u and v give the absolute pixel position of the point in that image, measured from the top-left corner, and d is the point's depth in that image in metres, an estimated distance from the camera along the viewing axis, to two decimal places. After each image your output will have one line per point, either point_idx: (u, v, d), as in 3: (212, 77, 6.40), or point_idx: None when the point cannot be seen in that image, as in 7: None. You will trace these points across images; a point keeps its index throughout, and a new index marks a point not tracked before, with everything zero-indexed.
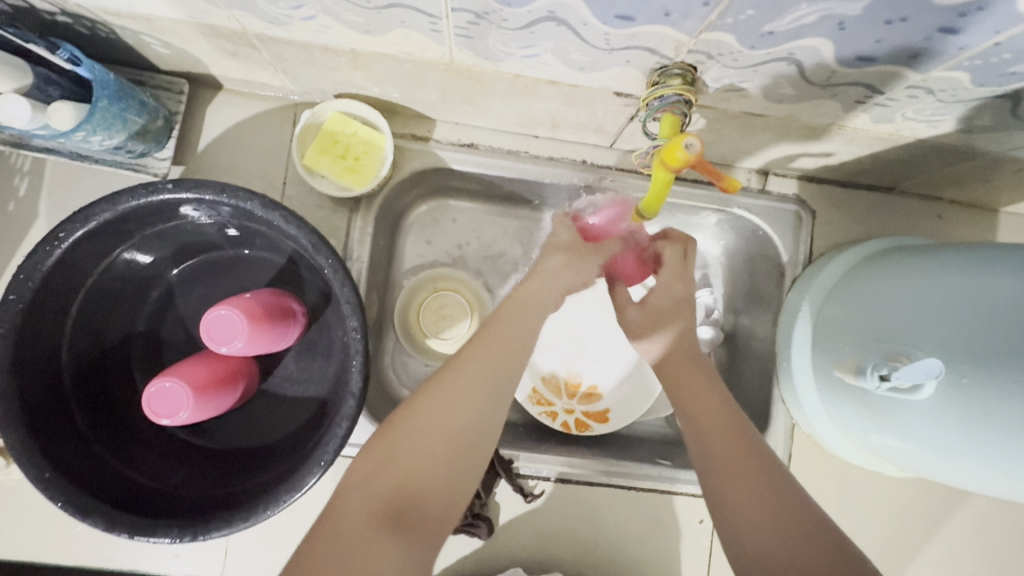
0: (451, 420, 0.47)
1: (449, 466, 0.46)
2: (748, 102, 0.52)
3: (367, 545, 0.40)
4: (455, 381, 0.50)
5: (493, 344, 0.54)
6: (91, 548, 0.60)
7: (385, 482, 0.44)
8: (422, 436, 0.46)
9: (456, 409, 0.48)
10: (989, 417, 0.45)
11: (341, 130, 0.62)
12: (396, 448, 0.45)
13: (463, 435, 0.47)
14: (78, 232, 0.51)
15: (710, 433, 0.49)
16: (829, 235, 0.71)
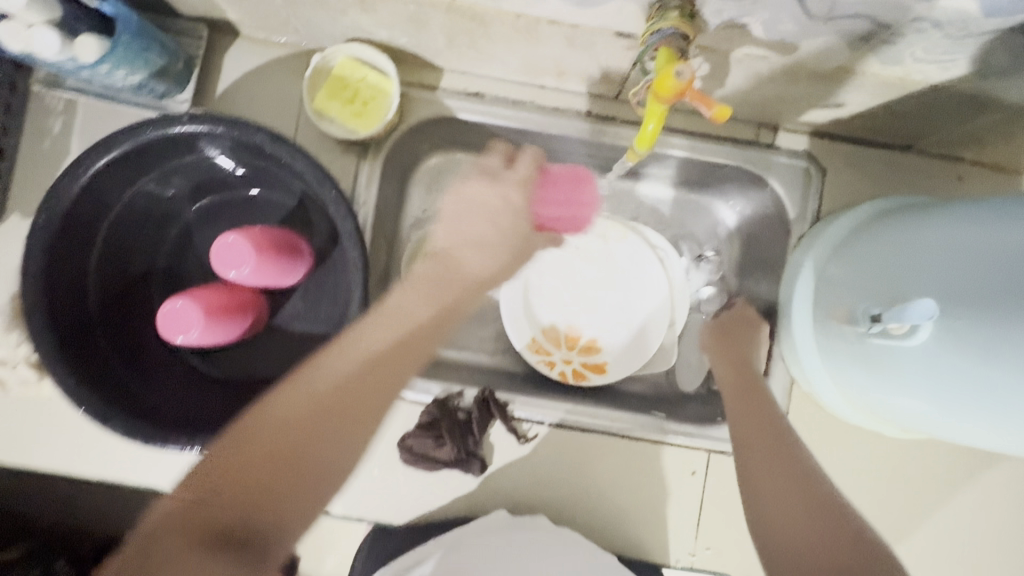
0: (302, 433, 0.44)
1: (292, 475, 0.43)
2: (750, 42, 0.51)
3: (178, 551, 0.39)
4: (307, 384, 0.46)
5: (381, 330, 0.51)
6: (109, 463, 0.64)
7: (206, 502, 0.41)
8: (258, 440, 0.43)
9: (302, 418, 0.44)
10: (984, 362, 0.44)
11: (351, 75, 0.64)
12: (235, 454, 0.42)
13: (315, 451, 0.44)
14: (101, 159, 0.54)
15: (751, 433, 0.55)
16: (839, 193, 0.70)
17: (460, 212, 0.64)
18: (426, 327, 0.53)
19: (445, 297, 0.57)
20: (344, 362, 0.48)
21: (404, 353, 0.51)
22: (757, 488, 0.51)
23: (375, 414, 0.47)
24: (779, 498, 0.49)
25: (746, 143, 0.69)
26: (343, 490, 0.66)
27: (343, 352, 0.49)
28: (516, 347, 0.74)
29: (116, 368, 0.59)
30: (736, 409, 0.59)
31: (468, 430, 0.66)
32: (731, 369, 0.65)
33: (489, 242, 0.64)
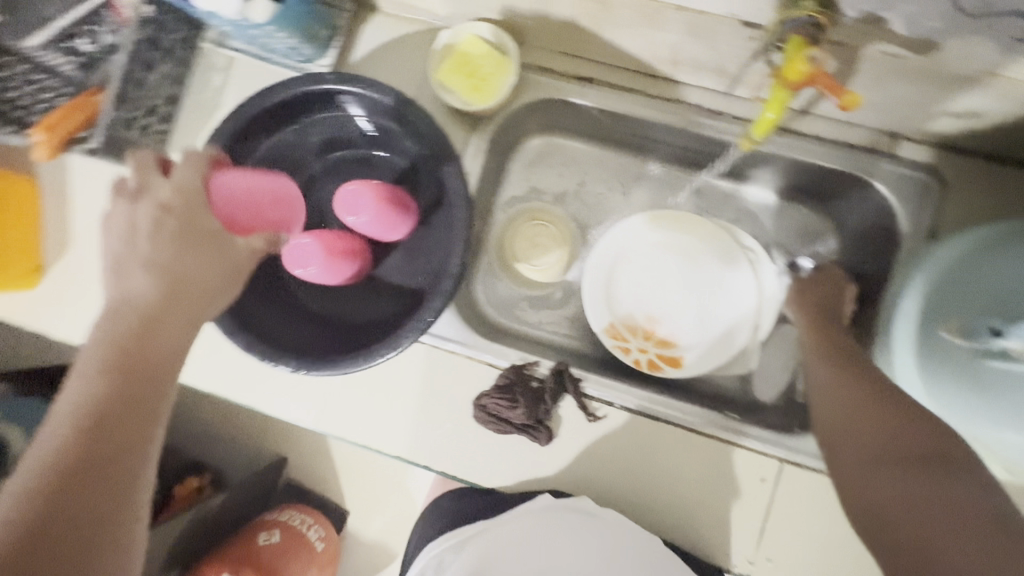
0: (58, 436, 0.43)
1: (73, 533, 0.42)
2: (887, 38, 0.50)
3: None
4: (81, 387, 0.45)
5: (86, 383, 0.45)
6: (220, 377, 0.72)
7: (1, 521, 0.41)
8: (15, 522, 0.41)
9: (70, 413, 0.44)
10: None
11: (474, 52, 0.68)
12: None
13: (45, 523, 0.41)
14: (259, 107, 0.63)
15: (831, 362, 0.54)
16: (966, 211, 0.65)
17: (115, 235, 0.49)
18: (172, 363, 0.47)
19: (166, 330, 0.47)
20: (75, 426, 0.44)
21: (146, 399, 0.46)
22: (835, 404, 0.50)
23: (134, 455, 0.45)
24: (862, 411, 0.48)
25: (861, 149, 0.66)
26: (417, 437, 0.70)
27: (61, 422, 0.44)
28: (593, 328, 0.75)
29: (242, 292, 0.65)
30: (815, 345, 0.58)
31: (541, 399, 0.68)
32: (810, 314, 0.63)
33: (199, 262, 0.48)
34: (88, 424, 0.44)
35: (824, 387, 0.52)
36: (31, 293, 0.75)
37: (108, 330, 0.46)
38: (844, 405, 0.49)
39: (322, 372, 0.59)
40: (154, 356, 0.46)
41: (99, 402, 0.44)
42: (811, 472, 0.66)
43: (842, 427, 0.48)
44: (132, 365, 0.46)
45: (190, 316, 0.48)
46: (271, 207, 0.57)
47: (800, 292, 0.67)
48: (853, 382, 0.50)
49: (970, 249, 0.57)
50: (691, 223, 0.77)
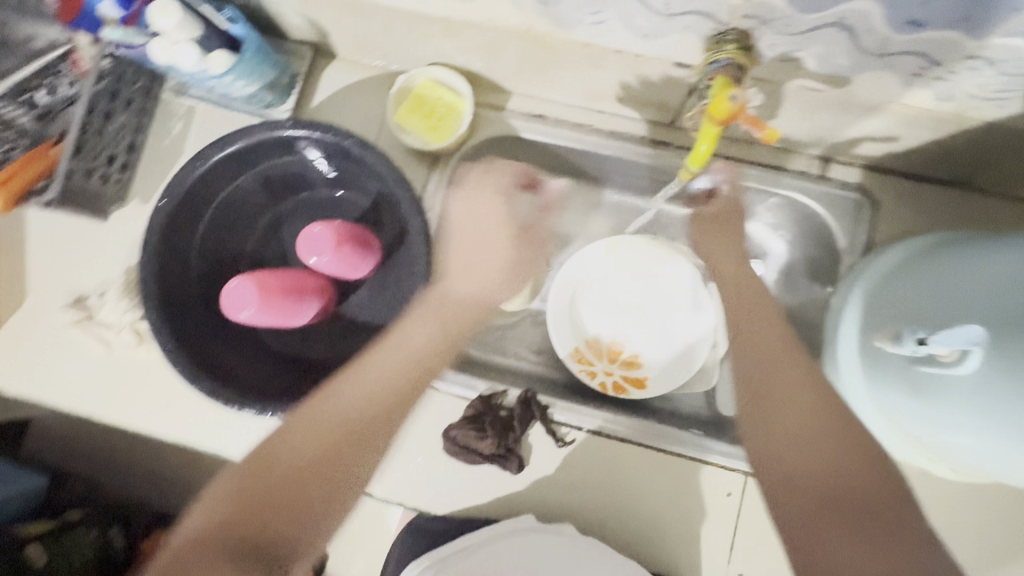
0: (335, 423, 0.54)
1: (306, 493, 0.50)
2: (805, 75, 0.55)
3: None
4: (350, 379, 0.57)
5: (365, 387, 0.58)
6: (188, 426, 0.72)
7: (269, 480, 0.50)
8: (247, 496, 0.49)
9: (353, 398, 0.56)
10: (996, 382, 0.47)
11: (430, 94, 0.71)
12: (218, 502, 0.49)
13: (269, 515, 0.49)
14: (217, 155, 0.63)
15: (772, 376, 0.54)
16: (895, 227, 0.70)
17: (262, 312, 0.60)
18: (415, 381, 0.60)
19: (429, 347, 0.63)
20: (343, 422, 0.54)
21: (347, 449, 0.53)
22: (767, 432, 0.50)
23: (342, 497, 0.52)
24: (796, 447, 0.48)
25: (798, 172, 0.71)
26: (390, 472, 0.71)
27: (311, 415, 0.55)
28: (558, 354, 0.77)
29: (204, 331, 0.65)
30: (760, 353, 0.56)
31: (509, 427, 0.69)
32: (755, 304, 0.61)
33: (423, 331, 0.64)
34: (347, 433, 0.54)
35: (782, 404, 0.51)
36: None
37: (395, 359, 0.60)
38: (778, 438, 0.50)
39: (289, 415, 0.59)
40: (399, 369, 0.59)
41: (389, 383, 0.58)
42: None
43: (774, 461, 0.49)
44: (398, 384, 0.59)
45: (447, 342, 0.65)
46: (284, 287, 0.63)
47: (704, 223, 0.71)
48: (787, 415, 0.50)
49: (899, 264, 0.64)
50: (648, 247, 0.80)
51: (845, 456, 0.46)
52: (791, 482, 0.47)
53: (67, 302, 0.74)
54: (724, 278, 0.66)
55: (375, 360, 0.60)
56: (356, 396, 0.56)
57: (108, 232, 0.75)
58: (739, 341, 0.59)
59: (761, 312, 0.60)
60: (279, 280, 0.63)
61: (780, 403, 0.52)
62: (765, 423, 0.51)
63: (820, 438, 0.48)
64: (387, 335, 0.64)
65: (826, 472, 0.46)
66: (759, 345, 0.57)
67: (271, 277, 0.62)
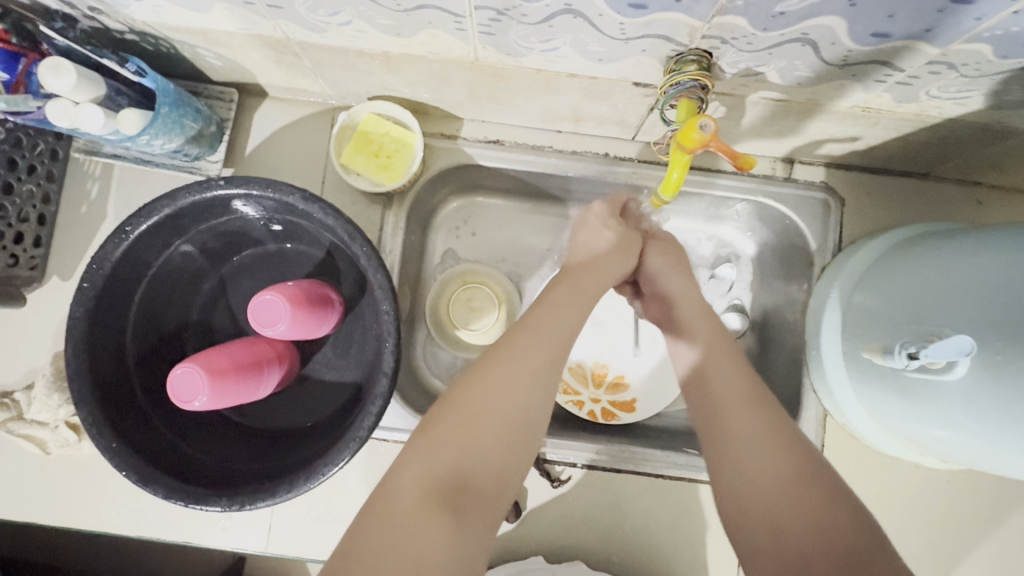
0: (518, 389, 0.48)
1: (475, 476, 0.44)
2: (767, 87, 0.53)
3: (412, 531, 0.40)
4: (522, 343, 0.50)
5: (543, 341, 0.51)
6: (147, 522, 0.65)
7: (452, 457, 0.44)
8: (450, 445, 0.45)
9: (524, 364, 0.49)
10: (988, 389, 0.46)
11: (375, 130, 0.66)
12: (420, 463, 0.44)
13: (475, 471, 0.44)
14: (142, 226, 0.56)
15: (735, 424, 0.49)
16: (859, 222, 0.71)
17: (213, 398, 0.54)
18: (568, 331, 0.53)
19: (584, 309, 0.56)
20: (530, 374, 0.48)
21: (519, 414, 0.47)
22: (737, 485, 0.47)
23: (507, 478, 0.46)
24: (769, 499, 0.45)
25: (764, 175, 0.70)
26: None
27: (494, 369, 0.48)
28: None
29: (149, 422, 0.59)
30: (721, 400, 0.51)
31: None
32: (715, 338, 0.56)
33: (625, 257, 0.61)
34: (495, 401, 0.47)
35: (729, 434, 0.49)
36: None
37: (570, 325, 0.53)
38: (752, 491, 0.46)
39: (257, 508, 0.54)
40: (569, 326, 0.53)
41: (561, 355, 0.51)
42: None
43: (752, 517, 0.45)
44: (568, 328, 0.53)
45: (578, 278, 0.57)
46: (240, 364, 0.57)
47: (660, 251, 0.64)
48: (751, 465, 0.47)
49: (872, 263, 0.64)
50: None
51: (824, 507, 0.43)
52: (773, 539, 0.43)
53: None
54: (682, 316, 0.60)
55: (547, 316, 0.53)
56: (536, 353, 0.50)
57: (28, 319, 0.67)
58: (695, 390, 0.54)
59: (720, 348, 0.55)
60: (232, 359, 0.56)
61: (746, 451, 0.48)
62: (736, 477, 0.47)
63: (794, 489, 0.45)
64: (552, 291, 0.56)
65: (807, 528, 0.43)
66: (716, 387, 0.52)
67: (223, 358, 0.55)
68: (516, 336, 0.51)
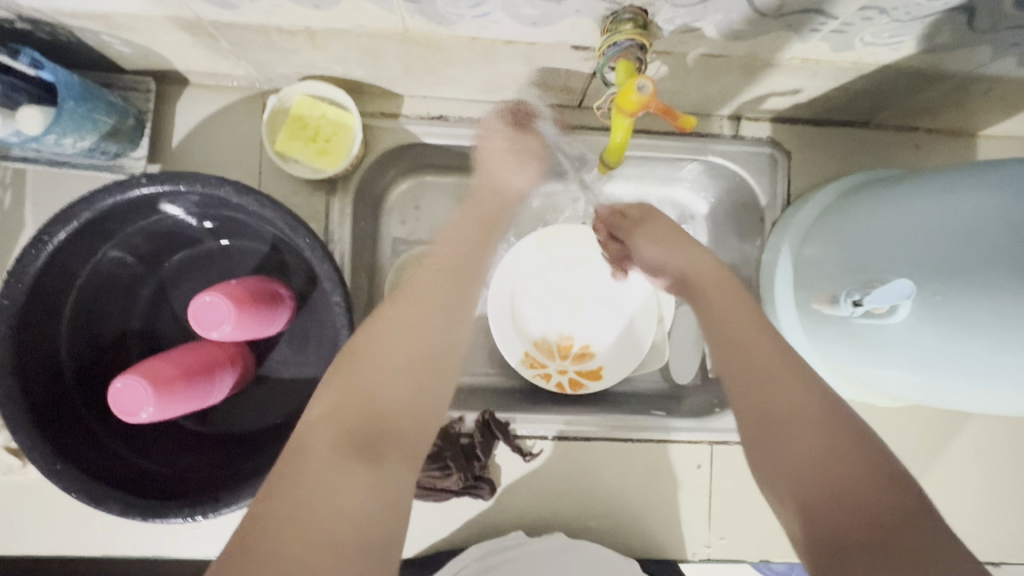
0: (422, 325, 0.45)
1: (388, 425, 0.41)
2: (706, 43, 0.52)
3: (326, 487, 0.37)
4: (426, 282, 0.49)
5: (446, 281, 0.49)
6: (111, 540, 0.63)
7: (361, 404, 0.41)
8: (361, 389, 0.42)
9: (429, 297, 0.47)
10: (933, 328, 0.47)
11: (309, 113, 0.63)
12: (331, 416, 0.41)
13: (389, 416, 0.41)
14: (61, 233, 0.52)
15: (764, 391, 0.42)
16: (806, 175, 0.72)
17: (160, 409, 0.51)
18: (470, 271, 0.51)
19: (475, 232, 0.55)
20: (437, 312, 0.47)
21: (431, 351, 0.45)
22: (788, 462, 0.40)
23: (421, 425, 0.43)
24: (818, 467, 0.39)
25: (712, 134, 0.70)
26: None
27: (405, 313, 0.46)
28: (510, 363, 0.73)
29: (97, 441, 0.56)
30: (765, 371, 0.43)
31: (473, 455, 0.65)
32: (734, 314, 0.48)
33: (671, 247, 0.57)
34: (405, 340, 0.44)
35: (782, 402, 0.42)
36: None
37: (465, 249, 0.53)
38: (788, 455, 0.40)
39: (221, 515, 0.52)
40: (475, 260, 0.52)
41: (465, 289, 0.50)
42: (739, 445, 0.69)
43: (794, 490, 0.39)
44: (454, 261, 0.51)
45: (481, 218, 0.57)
46: (187, 370, 0.54)
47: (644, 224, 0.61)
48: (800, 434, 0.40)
49: (823, 211, 0.64)
50: (577, 234, 0.77)
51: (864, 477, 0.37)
52: (814, 515, 0.38)
53: None
54: (696, 286, 0.54)
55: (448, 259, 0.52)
56: (438, 289, 0.48)
57: None
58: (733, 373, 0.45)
59: (751, 322, 0.47)
60: (176, 366, 0.53)
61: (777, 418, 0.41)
62: (775, 459, 0.41)
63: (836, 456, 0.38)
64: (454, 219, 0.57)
65: (844, 505, 0.37)
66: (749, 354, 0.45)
67: (168, 366, 0.53)
68: (423, 273, 0.50)
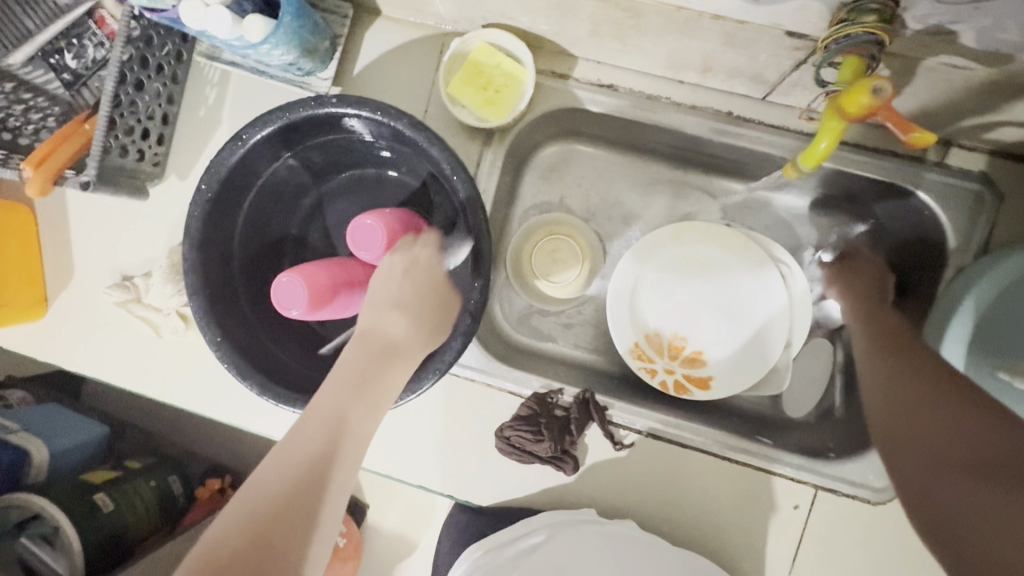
0: (314, 436, 0.44)
1: (271, 550, 0.39)
2: (952, 51, 0.45)
3: None
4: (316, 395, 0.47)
5: (335, 384, 0.47)
6: (234, 413, 0.70)
7: (244, 530, 0.40)
8: (252, 513, 0.40)
9: (319, 404, 0.46)
10: None
11: (486, 61, 0.64)
12: (210, 544, 0.39)
13: (274, 537, 0.40)
14: (257, 135, 0.57)
15: (889, 387, 0.52)
16: (1018, 225, 0.61)
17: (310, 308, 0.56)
18: (376, 380, 0.48)
19: (367, 336, 0.52)
20: (331, 423, 0.45)
21: (333, 469, 0.43)
22: (921, 459, 0.45)
23: (307, 547, 0.41)
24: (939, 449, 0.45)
25: (907, 155, 0.62)
26: (441, 469, 0.67)
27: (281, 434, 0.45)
28: (617, 349, 0.71)
29: (249, 325, 0.62)
30: (894, 386, 0.51)
31: (566, 429, 0.65)
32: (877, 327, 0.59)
33: (857, 278, 0.66)
34: (302, 462, 0.43)
35: (892, 385, 0.52)
36: (32, 326, 0.72)
37: (361, 354, 0.50)
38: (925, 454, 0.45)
39: None
40: (361, 365, 0.49)
41: (364, 397, 0.47)
42: (847, 498, 0.63)
43: (935, 489, 0.43)
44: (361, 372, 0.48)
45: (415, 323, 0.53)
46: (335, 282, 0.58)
47: (845, 276, 0.67)
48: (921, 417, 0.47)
49: (1002, 291, 0.56)
50: (719, 235, 0.72)
51: (986, 428, 0.43)
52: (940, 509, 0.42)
53: (112, 282, 0.71)
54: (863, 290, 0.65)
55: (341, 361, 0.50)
56: (325, 392, 0.47)
57: (149, 212, 0.71)
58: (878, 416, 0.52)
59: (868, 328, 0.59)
60: (326, 275, 0.58)
61: (925, 412, 0.47)
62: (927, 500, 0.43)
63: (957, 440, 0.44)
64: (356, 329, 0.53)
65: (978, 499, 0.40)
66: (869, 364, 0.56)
67: (320, 272, 0.57)
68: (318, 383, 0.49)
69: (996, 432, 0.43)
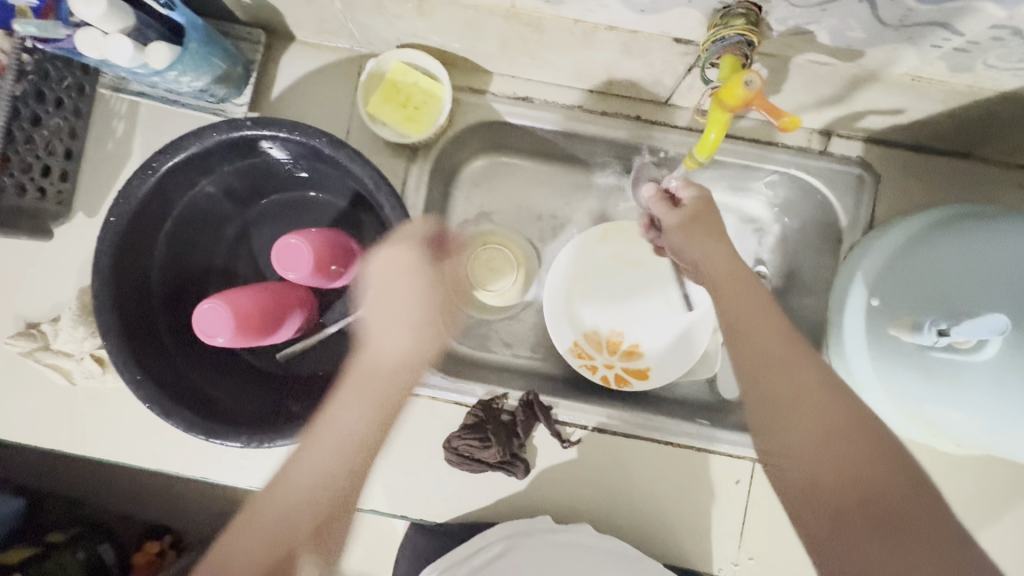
0: (333, 434, 0.50)
1: (316, 509, 0.48)
2: (814, 49, 0.51)
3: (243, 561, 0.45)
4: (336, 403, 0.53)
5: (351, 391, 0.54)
6: (165, 458, 0.66)
7: (286, 498, 0.48)
8: (293, 487, 0.49)
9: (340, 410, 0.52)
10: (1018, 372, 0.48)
11: (402, 80, 0.65)
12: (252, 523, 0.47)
13: (311, 503, 0.48)
14: (169, 162, 0.56)
15: (787, 405, 0.43)
16: (896, 202, 0.68)
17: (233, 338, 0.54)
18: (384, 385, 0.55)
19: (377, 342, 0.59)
20: (350, 420, 0.51)
21: (358, 450, 0.51)
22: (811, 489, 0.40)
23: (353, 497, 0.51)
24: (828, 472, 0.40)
25: (796, 146, 0.68)
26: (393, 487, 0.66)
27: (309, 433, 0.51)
28: (558, 349, 0.73)
29: (172, 361, 0.59)
30: (789, 403, 0.43)
31: (513, 433, 0.66)
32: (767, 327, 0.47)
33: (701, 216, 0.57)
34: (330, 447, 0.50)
35: (785, 408, 0.43)
36: None
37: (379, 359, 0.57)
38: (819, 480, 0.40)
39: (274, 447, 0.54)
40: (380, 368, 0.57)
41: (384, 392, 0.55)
42: None
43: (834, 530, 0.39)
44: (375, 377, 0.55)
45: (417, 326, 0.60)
46: (258, 307, 0.56)
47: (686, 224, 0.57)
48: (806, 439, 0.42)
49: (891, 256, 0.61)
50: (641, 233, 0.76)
51: (872, 454, 0.40)
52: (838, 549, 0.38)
53: (16, 332, 0.66)
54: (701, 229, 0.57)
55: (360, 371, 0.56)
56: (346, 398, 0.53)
57: (55, 253, 0.67)
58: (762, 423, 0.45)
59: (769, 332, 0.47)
60: (249, 301, 0.56)
61: (815, 434, 0.42)
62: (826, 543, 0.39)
63: (850, 466, 0.40)
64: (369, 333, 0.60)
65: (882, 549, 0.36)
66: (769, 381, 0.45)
67: (242, 298, 0.55)
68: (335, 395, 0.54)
69: (883, 463, 0.39)
